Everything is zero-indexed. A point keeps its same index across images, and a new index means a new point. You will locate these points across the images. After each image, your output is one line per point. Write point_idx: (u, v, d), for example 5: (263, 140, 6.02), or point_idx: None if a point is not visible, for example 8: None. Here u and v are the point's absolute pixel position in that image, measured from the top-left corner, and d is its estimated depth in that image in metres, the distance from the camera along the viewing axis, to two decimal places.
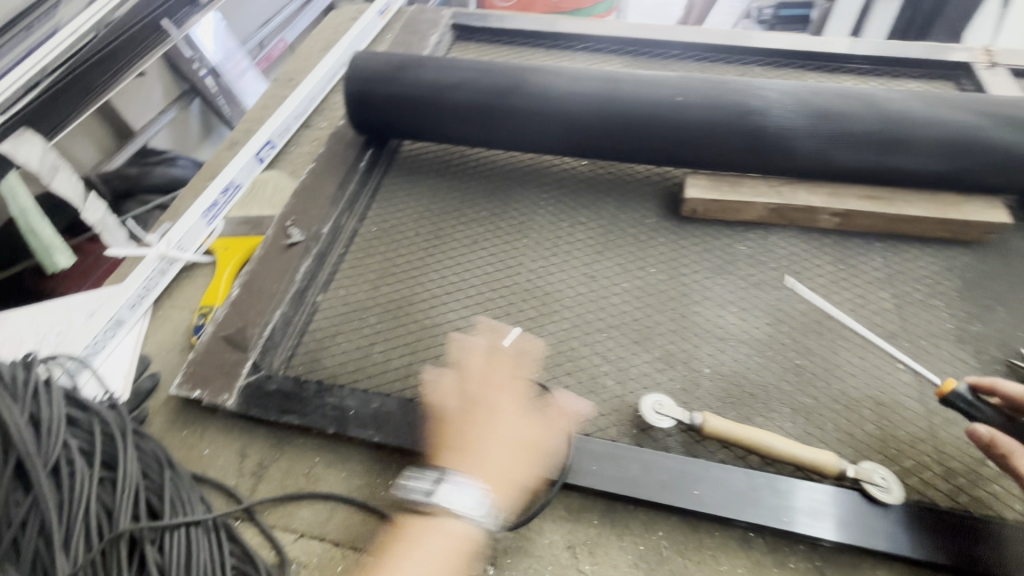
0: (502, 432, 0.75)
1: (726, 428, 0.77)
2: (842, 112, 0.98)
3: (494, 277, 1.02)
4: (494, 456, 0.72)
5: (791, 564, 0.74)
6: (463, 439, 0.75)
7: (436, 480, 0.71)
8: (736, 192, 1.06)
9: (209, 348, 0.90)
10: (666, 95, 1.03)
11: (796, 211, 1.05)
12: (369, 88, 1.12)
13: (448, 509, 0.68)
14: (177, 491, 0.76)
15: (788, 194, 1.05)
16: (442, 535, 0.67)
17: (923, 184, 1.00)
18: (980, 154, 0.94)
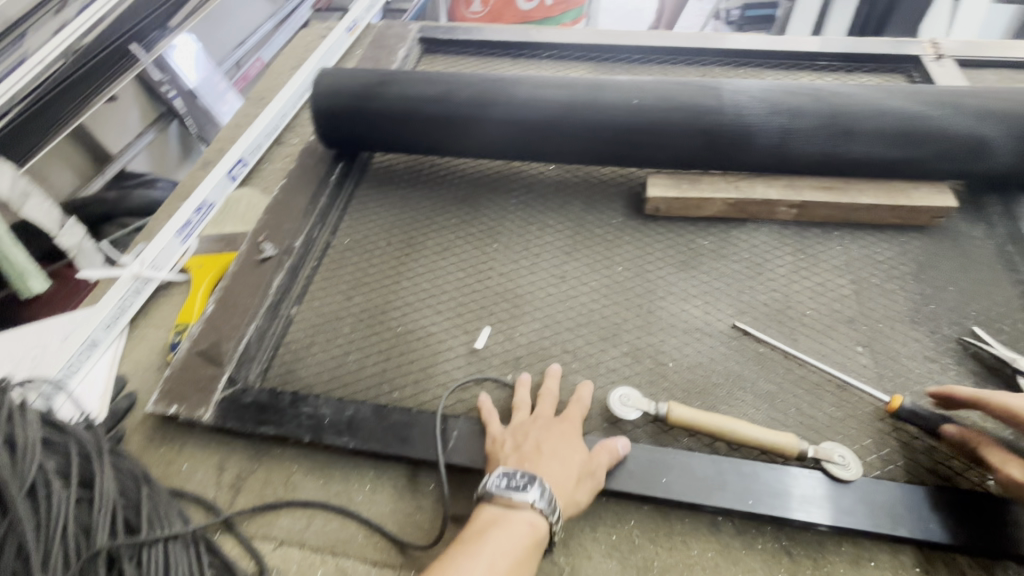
0: (563, 444, 0.76)
1: (691, 416, 0.80)
2: (793, 107, 1.02)
3: (466, 282, 1.05)
4: (557, 462, 0.73)
5: (759, 545, 0.76)
6: (528, 450, 0.75)
7: (513, 480, 0.70)
8: (697, 189, 1.10)
9: (185, 364, 0.91)
10: (625, 98, 1.06)
11: (755, 204, 1.08)
12: (337, 103, 1.14)
13: (524, 504, 0.68)
14: (155, 507, 0.77)
15: (748, 188, 1.09)
16: (524, 532, 0.66)
17: (874, 172, 1.04)
18: (924, 142, 0.99)
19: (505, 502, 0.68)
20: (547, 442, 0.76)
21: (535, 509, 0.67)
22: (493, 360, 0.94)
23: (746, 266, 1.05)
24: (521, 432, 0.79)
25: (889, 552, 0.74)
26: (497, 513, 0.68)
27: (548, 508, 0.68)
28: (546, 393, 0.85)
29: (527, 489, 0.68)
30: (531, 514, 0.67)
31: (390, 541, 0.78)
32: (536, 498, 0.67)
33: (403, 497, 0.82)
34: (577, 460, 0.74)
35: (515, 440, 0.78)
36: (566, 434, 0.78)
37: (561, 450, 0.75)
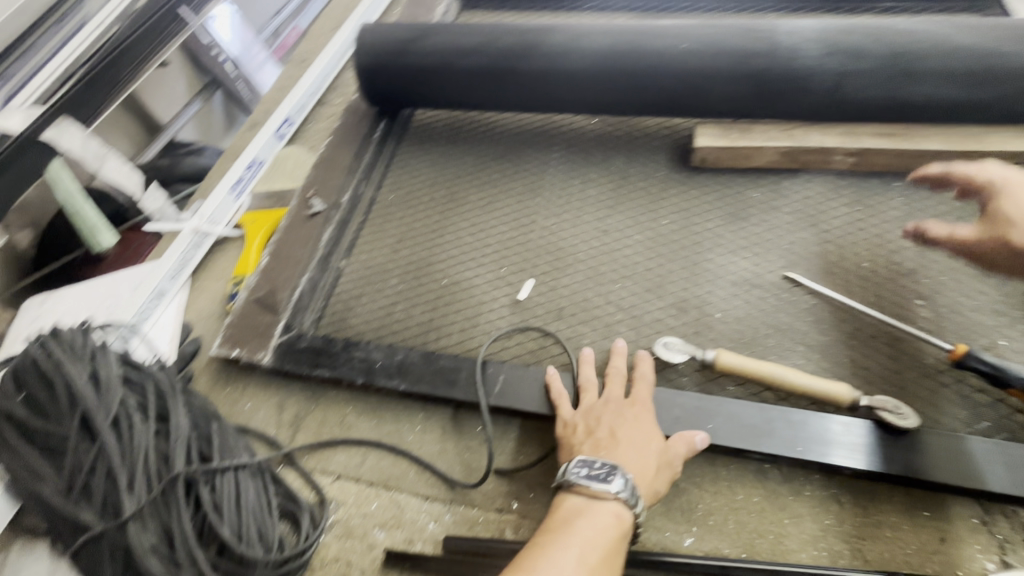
0: (638, 432, 0.71)
1: (738, 363, 0.79)
2: (853, 47, 0.96)
3: (508, 235, 1.05)
4: (634, 453, 0.68)
5: (806, 493, 0.75)
6: (602, 438, 0.70)
7: (600, 470, 0.64)
8: (746, 139, 1.06)
9: (244, 312, 0.96)
10: (671, 43, 1.02)
11: (809, 153, 1.04)
12: (377, 57, 1.14)
13: (608, 498, 0.62)
14: (224, 439, 0.83)
15: (801, 137, 1.04)
16: (610, 524, 0.61)
17: (943, 116, 0.97)
18: (1002, 80, 0.91)
19: (588, 492, 0.63)
20: (623, 429, 0.71)
21: (620, 500, 0.62)
22: (537, 311, 0.95)
23: (798, 219, 1.01)
24: (593, 416, 0.74)
25: (944, 502, 0.73)
26: (580, 504, 0.63)
27: (632, 499, 0.63)
28: (613, 371, 0.81)
29: (610, 479, 0.63)
30: (617, 505, 0.62)
31: (440, 478, 0.82)
32: (620, 489, 0.62)
33: (451, 438, 0.85)
34: (654, 449, 0.69)
35: (586, 426, 0.74)
36: (641, 421, 0.73)
37: (637, 438, 0.70)
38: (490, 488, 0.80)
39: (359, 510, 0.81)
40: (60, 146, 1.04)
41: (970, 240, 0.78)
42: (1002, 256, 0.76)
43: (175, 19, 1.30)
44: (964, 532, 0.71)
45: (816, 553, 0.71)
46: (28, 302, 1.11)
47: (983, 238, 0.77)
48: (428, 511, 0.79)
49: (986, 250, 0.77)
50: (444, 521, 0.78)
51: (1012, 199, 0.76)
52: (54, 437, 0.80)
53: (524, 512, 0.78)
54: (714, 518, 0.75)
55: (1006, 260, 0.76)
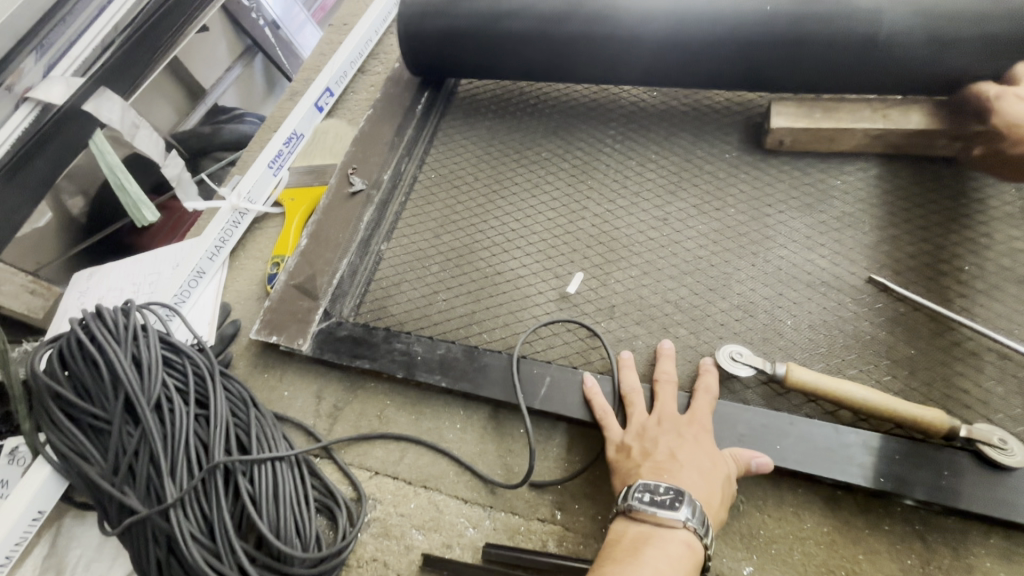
0: (700, 454, 0.64)
1: (813, 381, 0.70)
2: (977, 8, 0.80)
3: (557, 221, 0.98)
4: (699, 479, 0.62)
5: (885, 527, 0.68)
6: (662, 460, 0.64)
7: (664, 495, 0.59)
8: (832, 118, 0.93)
9: (283, 296, 0.93)
10: (753, 3, 0.88)
11: (907, 137, 0.90)
12: (421, 21, 1.06)
13: (677, 525, 0.57)
14: (263, 428, 0.82)
15: (899, 116, 0.90)
16: (681, 555, 0.55)
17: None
18: None
19: (653, 519, 0.58)
20: (683, 450, 0.65)
21: (689, 529, 0.57)
22: (586, 307, 0.88)
23: (888, 212, 0.89)
24: (649, 436, 0.68)
25: None
26: (646, 532, 0.58)
27: (702, 527, 0.57)
28: (664, 382, 0.74)
29: (676, 507, 0.57)
30: (686, 534, 0.57)
31: (481, 481, 0.78)
32: (688, 518, 0.57)
33: (493, 439, 0.80)
34: (719, 472, 0.63)
35: (640, 445, 0.68)
36: (701, 439, 0.66)
37: (700, 459, 0.64)
38: (533, 496, 0.76)
39: (396, 509, 0.79)
40: (102, 118, 1.03)
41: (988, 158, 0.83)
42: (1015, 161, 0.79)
43: None
44: None
45: None
46: (76, 276, 1.11)
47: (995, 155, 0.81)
48: (468, 516, 0.76)
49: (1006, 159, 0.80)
50: (484, 527, 0.75)
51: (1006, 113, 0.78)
52: (100, 417, 0.80)
53: (568, 524, 0.73)
54: (777, 547, 0.68)
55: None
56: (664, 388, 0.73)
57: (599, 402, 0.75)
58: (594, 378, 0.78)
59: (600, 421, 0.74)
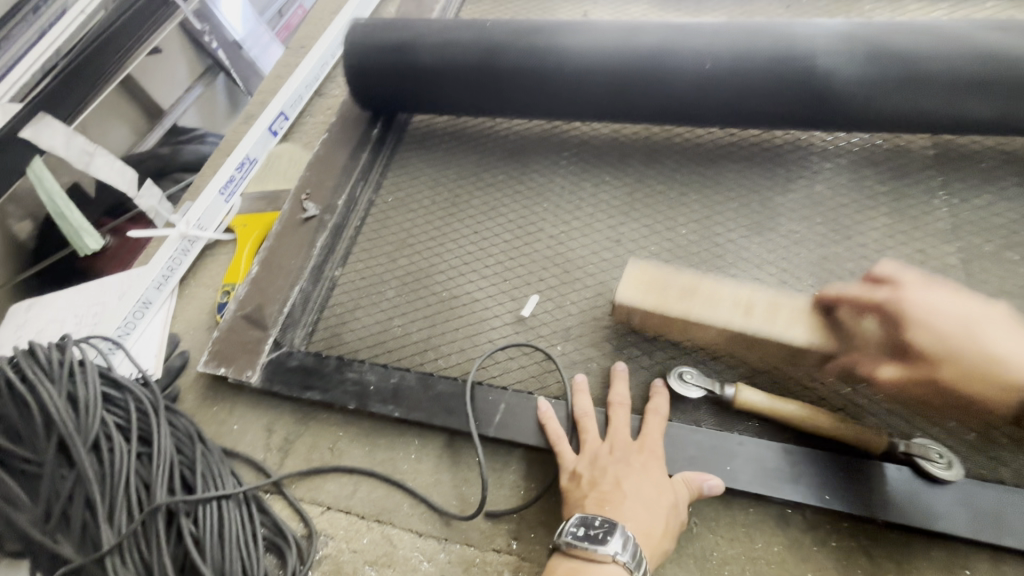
0: (645, 484, 0.64)
1: (759, 402, 0.72)
2: (892, 53, 0.87)
3: (513, 244, 0.98)
4: (641, 508, 0.62)
5: (834, 544, 0.68)
6: (607, 489, 0.65)
7: (597, 530, 0.59)
8: (686, 301, 0.79)
9: (232, 326, 0.91)
10: (695, 63, 0.93)
11: (762, 346, 0.76)
12: (372, 54, 1.06)
13: (606, 560, 0.57)
14: (209, 466, 0.79)
15: (778, 320, 0.76)
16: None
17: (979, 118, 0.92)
18: None
19: (586, 554, 0.58)
20: (629, 478, 0.65)
21: (619, 563, 0.57)
22: (541, 330, 0.88)
23: (830, 231, 0.93)
24: (599, 464, 0.68)
25: (989, 560, 0.65)
26: (579, 567, 0.58)
27: (633, 561, 0.57)
28: (616, 408, 0.74)
29: (606, 540, 0.58)
30: (616, 569, 0.57)
31: (435, 512, 0.76)
32: (618, 551, 0.57)
33: (447, 469, 0.79)
34: (665, 501, 0.63)
35: (588, 475, 0.68)
36: (649, 466, 0.66)
37: (645, 488, 0.64)
38: (488, 527, 0.75)
39: (349, 545, 0.76)
40: (41, 144, 1.00)
41: (902, 380, 0.66)
42: (926, 393, 0.66)
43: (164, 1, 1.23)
44: None
45: None
46: (14, 308, 1.07)
47: (912, 378, 0.66)
48: (422, 550, 0.74)
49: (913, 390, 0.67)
50: (438, 561, 0.73)
51: (919, 326, 0.65)
52: (31, 461, 0.76)
53: (524, 554, 0.72)
54: (730, 568, 0.68)
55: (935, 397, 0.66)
56: (617, 414, 0.73)
57: (553, 427, 0.75)
58: (549, 403, 0.77)
59: (554, 448, 0.74)
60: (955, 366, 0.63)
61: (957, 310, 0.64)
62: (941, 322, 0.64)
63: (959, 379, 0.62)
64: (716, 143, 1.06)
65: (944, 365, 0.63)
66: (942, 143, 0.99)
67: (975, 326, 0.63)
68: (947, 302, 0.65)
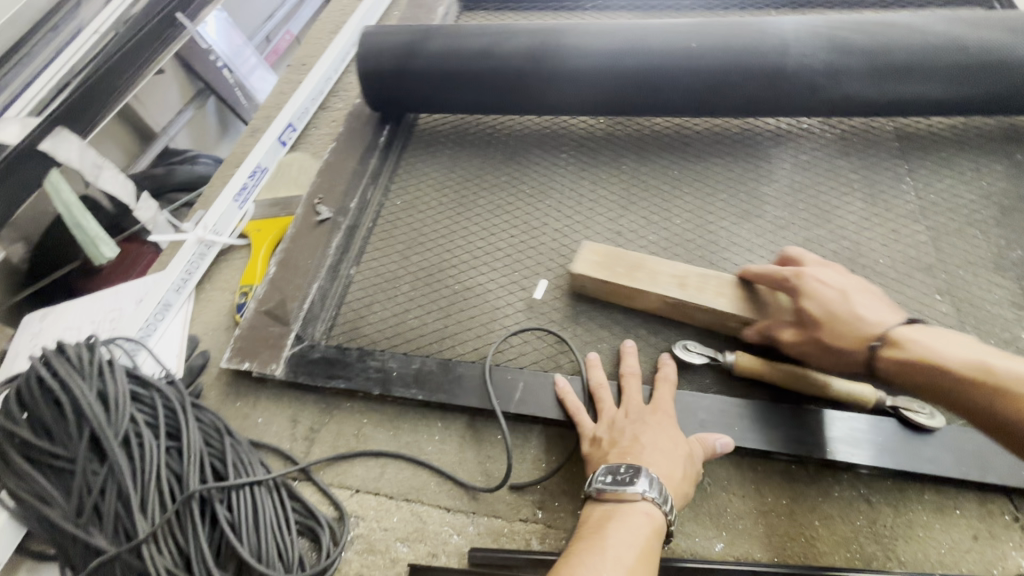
0: (662, 438, 0.69)
1: (760, 366, 0.78)
2: (852, 45, 0.99)
3: (520, 238, 1.04)
4: (660, 457, 0.67)
5: (837, 494, 0.74)
6: (627, 444, 0.70)
7: (623, 475, 0.64)
8: (631, 276, 0.88)
9: (254, 323, 0.94)
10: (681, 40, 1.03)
11: (698, 310, 0.84)
12: (380, 61, 1.13)
13: (637, 499, 0.62)
14: (239, 455, 0.81)
15: (704, 290, 0.85)
16: (643, 524, 0.60)
17: (937, 109, 1.02)
18: (1000, 74, 0.96)
19: (616, 497, 0.63)
20: (645, 433, 0.70)
21: (648, 499, 0.62)
22: (552, 315, 0.93)
23: (811, 216, 1.01)
24: (617, 426, 0.73)
25: (975, 499, 0.72)
26: (612, 508, 0.63)
27: (661, 497, 0.62)
28: (628, 378, 0.79)
29: (634, 481, 0.63)
30: (646, 505, 0.62)
31: (462, 489, 0.80)
32: (646, 490, 0.62)
33: (471, 447, 0.83)
34: (681, 450, 0.68)
35: (607, 437, 0.73)
36: (663, 423, 0.72)
37: (661, 440, 0.69)
38: (514, 498, 0.78)
39: (380, 524, 0.79)
40: (58, 157, 1.01)
41: (797, 344, 0.74)
42: (821, 356, 0.73)
43: (171, 23, 1.28)
44: (997, 527, 0.70)
45: (848, 555, 0.70)
46: (28, 318, 1.08)
47: (804, 342, 0.73)
48: (452, 524, 0.77)
49: (804, 352, 0.74)
50: (468, 533, 0.76)
51: (814, 297, 0.72)
52: (62, 457, 0.77)
53: (550, 522, 0.76)
54: (744, 522, 0.73)
55: (828, 359, 0.72)
56: (629, 383, 0.79)
57: (569, 399, 0.79)
58: (564, 378, 0.82)
59: (572, 419, 0.78)
60: (832, 328, 0.70)
61: (842, 282, 0.72)
62: (826, 291, 0.72)
63: (836, 340, 0.69)
64: (702, 141, 1.15)
65: (827, 327, 0.70)
66: (904, 134, 1.10)
67: (856, 299, 0.70)
68: (838, 278, 0.73)
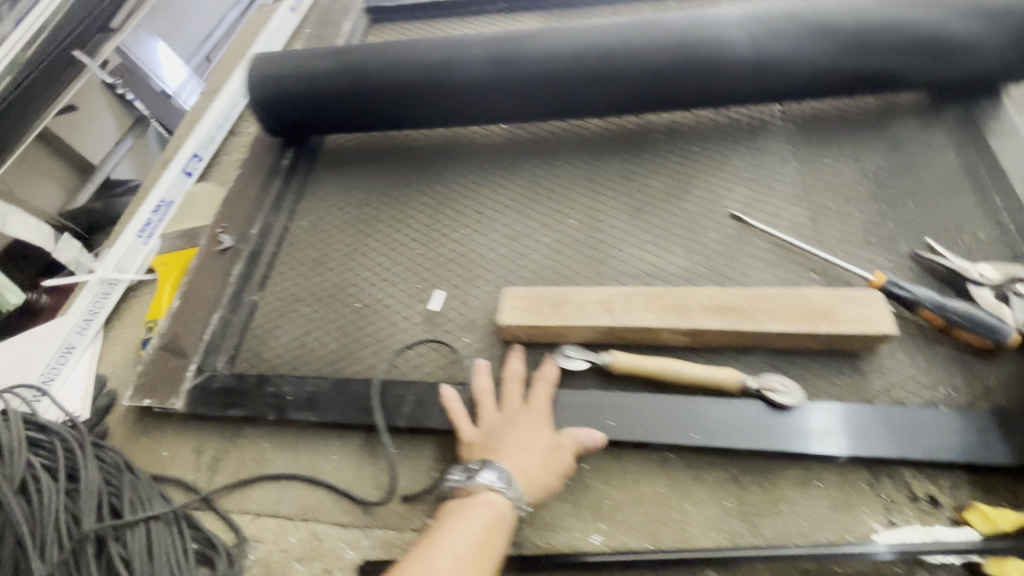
0: (525, 436, 0.74)
1: (635, 363, 0.80)
2: (715, 36, 1.01)
3: (421, 251, 1.06)
4: (518, 455, 0.72)
5: (707, 477, 0.77)
6: (493, 445, 0.74)
7: (473, 470, 0.70)
8: (559, 314, 0.86)
9: (155, 360, 0.96)
10: (554, 54, 1.05)
11: (634, 332, 0.83)
12: (272, 90, 1.15)
13: (482, 491, 0.67)
14: (137, 492, 0.83)
15: (630, 315, 0.84)
16: (484, 513, 0.65)
17: (809, 92, 1.05)
18: (857, 56, 1.00)
19: (465, 492, 0.68)
20: (512, 432, 0.75)
21: (492, 489, 0.67)
22: (447, 325, 0.96)
23: (698, 205, 1.04)
24: (488, 428, 0.77)
25: (835, 471, 0.75)
26: (459, 503, 0.67)
27: (505, 486, 0.67)
28: (507, 379, 0.82)
29: (481, 474, 0.69)
30: (490, 495, 0.67)
31: (356, 504, 0.82)
32: (491, 480, 0.68)
33: (366, 463, 0.85)
34: (543, 445, 0.73)
35: (480, 438, 0.77)
36: (532, 422, 0.76)
37: (525, 439, 0.74)
38: (405, 510, 0.80)
39: (277, 546, 0.81)
40: None
41: None
42: None
43: (69, 62, 1.28)
44: (853, 495, 0.73)
45: (716, 536, 0.73)
46: None
47: None
48: (345, 539, 0.80)
49: None
50: (361, 547, 0.79)
51: None
52: None
53: None
54: (621, 513, 0.76)
55: None
56: (508, 385, 0.82)
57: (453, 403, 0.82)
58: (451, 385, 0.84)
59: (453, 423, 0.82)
60: None
61: None
62: None
63: None
64: (596, 139, 1.18)
65: None
66: (788, 116, 1.13)
67: None
68: None
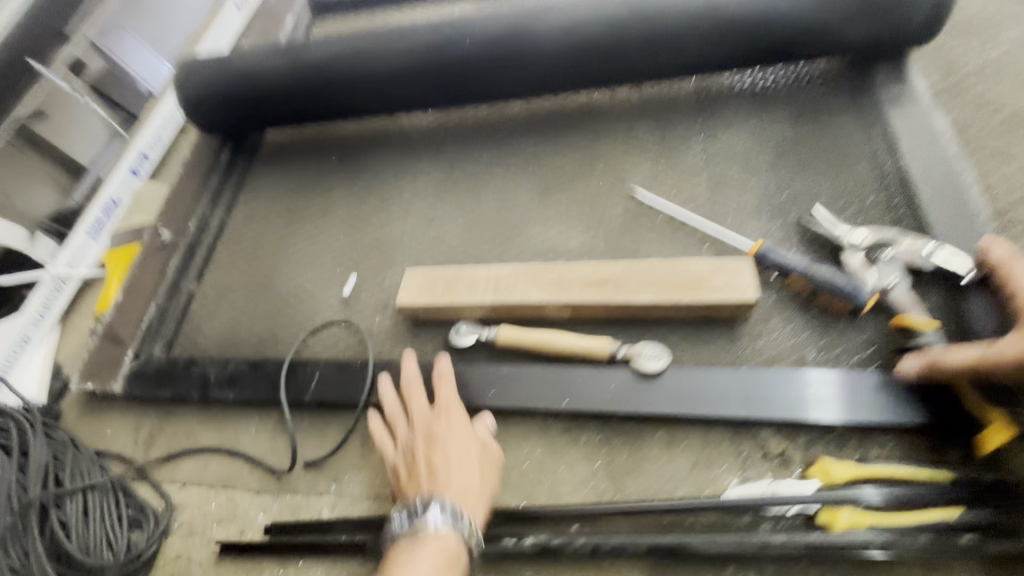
0: (452, 456, 0.75)
1: (516, 335, 0.85)
2: (614, 15, 1.03)
3: (343, 239, 1.12)
4: (454, 480, 0.72)
5: (582, 441, 0.82)
6: (425, 475, 0.74)
7: (414, 512, 0.69)
8: (451, 293, 0.91)
9: (99, 348, 1.06)
10: (462, 41, 1.08)
11: (517, 308, 0.88)
12: (204, 90, 1.21)
13: (429, 533, 0.67)
14: (77, 465, 0.91)
15: (514, 291, 0.89)
16: (435, 554, 0.66)
17: (712, 65, 1.06)
18: (754, 26, 1.00)
19: (411, 537, 0.68)
20: (438, 452, 0.76)
21: (440, 528, 0.67)
22: (360, 307, 1.02)
23: (603, 182, 1.07)
24: (412, 451, 0.78)
25: (699, 432, 0.79)
26: (406, 549, 0.67)
27: (453, 519, 0.68)
28: (410, 390, 0.84)
29: (426, 515, 0.68)
30: (440, 536, 0.67)
31: (270, 472, 0.90)
32: (437, 519, 0.68)
33: (281, 435, 0.93)
34: (472, 456, 0.76)
35: (410, 464, 0.77)
36: (453, 434, 0.78)
37: (453, 457, 0.75)
38: (311, 476, 0.88)
39: (201, 511, 0.90)
40: None
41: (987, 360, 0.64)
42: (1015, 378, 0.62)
43: None
44: (712, 454, 0.77)
45: (583, 494, 0.78)
46: None
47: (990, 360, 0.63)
48: (258, 504, 0.88)
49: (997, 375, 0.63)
50: (271, 510, 0.87)
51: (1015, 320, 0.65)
52: None
53: (339, 493, 0.86)
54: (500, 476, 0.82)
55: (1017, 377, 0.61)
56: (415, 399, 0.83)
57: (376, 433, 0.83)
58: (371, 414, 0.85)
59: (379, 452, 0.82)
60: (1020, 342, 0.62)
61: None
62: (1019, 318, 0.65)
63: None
64: (514, 121, 1.21)
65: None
66: (700, 88, 1.14)
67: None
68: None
